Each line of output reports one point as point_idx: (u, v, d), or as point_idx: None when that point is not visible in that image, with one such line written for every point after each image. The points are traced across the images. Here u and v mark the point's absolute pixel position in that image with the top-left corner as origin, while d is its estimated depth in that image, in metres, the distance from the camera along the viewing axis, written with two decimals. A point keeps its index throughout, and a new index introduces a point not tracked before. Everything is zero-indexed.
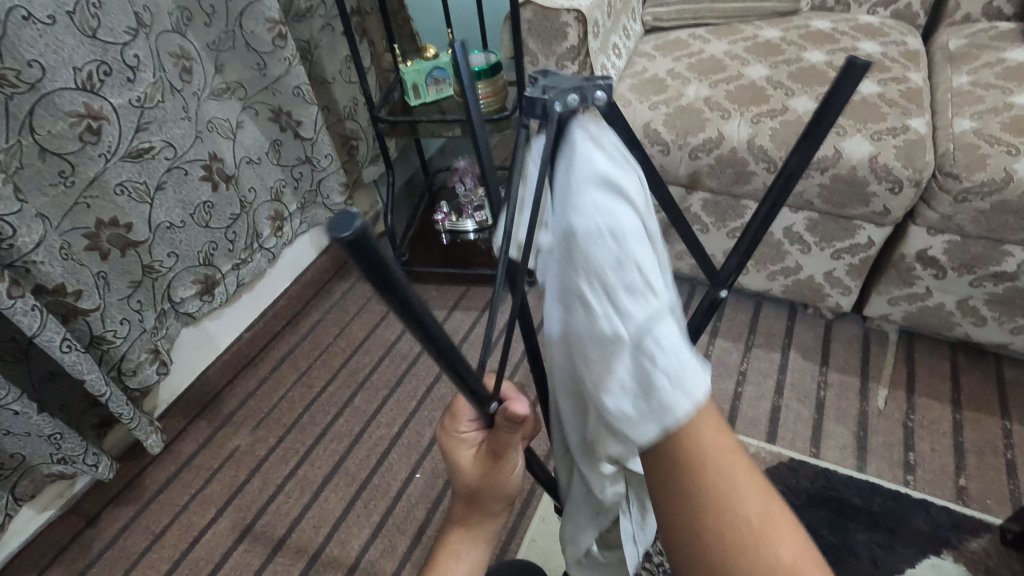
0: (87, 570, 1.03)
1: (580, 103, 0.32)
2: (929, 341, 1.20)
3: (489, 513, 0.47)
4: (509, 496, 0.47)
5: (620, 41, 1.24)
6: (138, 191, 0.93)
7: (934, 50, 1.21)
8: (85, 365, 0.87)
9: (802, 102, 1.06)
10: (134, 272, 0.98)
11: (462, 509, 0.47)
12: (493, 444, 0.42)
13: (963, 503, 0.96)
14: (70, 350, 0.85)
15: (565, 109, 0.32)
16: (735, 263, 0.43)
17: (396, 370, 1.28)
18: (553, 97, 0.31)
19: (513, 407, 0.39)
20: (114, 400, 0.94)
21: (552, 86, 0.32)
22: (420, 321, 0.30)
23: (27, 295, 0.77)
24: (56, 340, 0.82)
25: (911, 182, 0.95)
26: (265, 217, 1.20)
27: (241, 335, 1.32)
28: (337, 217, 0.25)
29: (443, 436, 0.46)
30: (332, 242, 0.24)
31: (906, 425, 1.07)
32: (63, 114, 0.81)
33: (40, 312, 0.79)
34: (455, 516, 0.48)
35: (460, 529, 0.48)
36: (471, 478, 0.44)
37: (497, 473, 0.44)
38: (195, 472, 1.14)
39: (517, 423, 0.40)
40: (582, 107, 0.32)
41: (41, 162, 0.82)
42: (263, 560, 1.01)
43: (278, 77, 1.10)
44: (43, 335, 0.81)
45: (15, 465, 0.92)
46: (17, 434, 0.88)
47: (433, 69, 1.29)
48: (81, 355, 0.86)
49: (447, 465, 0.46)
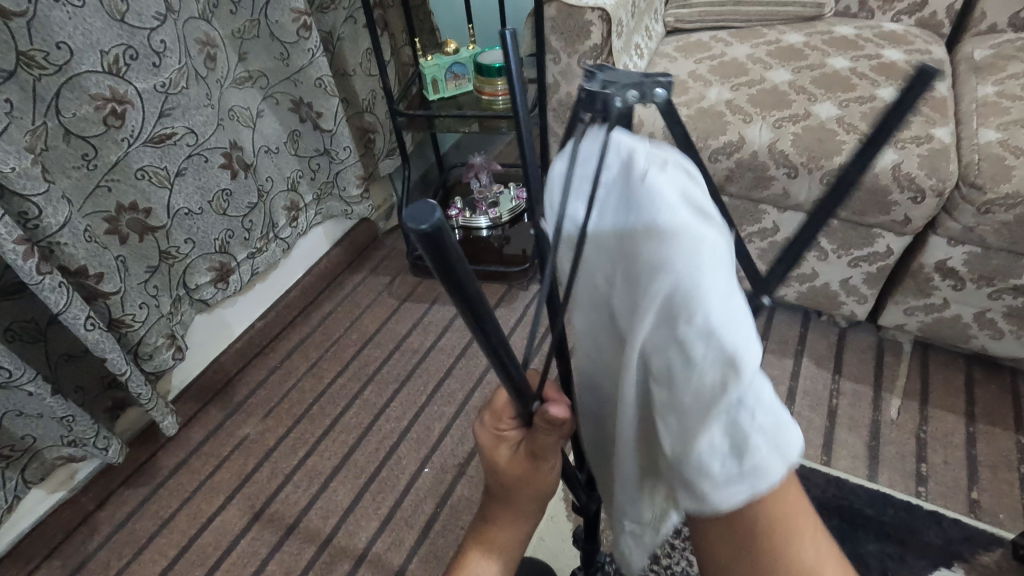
0: (96, 552, 1.03)
1: (638, 99, 0.31)
2: (944, 353, 1.19)
3: (522, 513, 0.47)
4: (544, 497, 0.47)
5: (642, 41, 1.24)
6: (159, 176, 0.94)
7: (959, 60, 1.20)
8: (107, 344, 0.88)
9: (826, 107, 1.05)
10: (152, 257, 0.98)
11: (496, 507, 0.47)
12: (532, 445, 0.42)
13: (975, 517, 0.95)
14: (93, 328, 0.85)
15: (624, 105, 0.31)
16: (780, 272, 0.38)
17: (407, 364, 1.28)
18: (613, 91, 0.30)
19: (554, 410, 0.39)
20: (133, 379, 0.94)
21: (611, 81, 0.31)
22: (479, 321, 0.30)
23: (56, 272, 0.78)
24: (81, 318, 0.83)
25: (934, 192, 0.94)
26: (281, 207, 1.20)
27: (253, 324, 1.33)
28: (415, 207, 0.25)
29: (481, 432, 0.45)
30: (408, 233, 0.24)
31: (919, 437, 1.06)
32: (89, 97, 0.81)
33: (67, 289, 0.80)
34: (488, 513, 0.48)
35: (492, 529, 0.48)
36: (508, 476, 0.44)
37: (534, 473, 0.44)
38: (204, 459, 1.15)
39: (557, 426, 0.40)
40: (639, 103, 0.31)
41: (65, 145, 0.82)
42: (271, 548, 1.02)
43: (301, 68, 1.10)
44: (69, 312, 0.81)
45: (24, 447, 0.92)
46: (29, 415, 0.88)
47: (453, 64, 1.29)
48: (103, 333, 0.86)
49: (483, 463, 0.46)
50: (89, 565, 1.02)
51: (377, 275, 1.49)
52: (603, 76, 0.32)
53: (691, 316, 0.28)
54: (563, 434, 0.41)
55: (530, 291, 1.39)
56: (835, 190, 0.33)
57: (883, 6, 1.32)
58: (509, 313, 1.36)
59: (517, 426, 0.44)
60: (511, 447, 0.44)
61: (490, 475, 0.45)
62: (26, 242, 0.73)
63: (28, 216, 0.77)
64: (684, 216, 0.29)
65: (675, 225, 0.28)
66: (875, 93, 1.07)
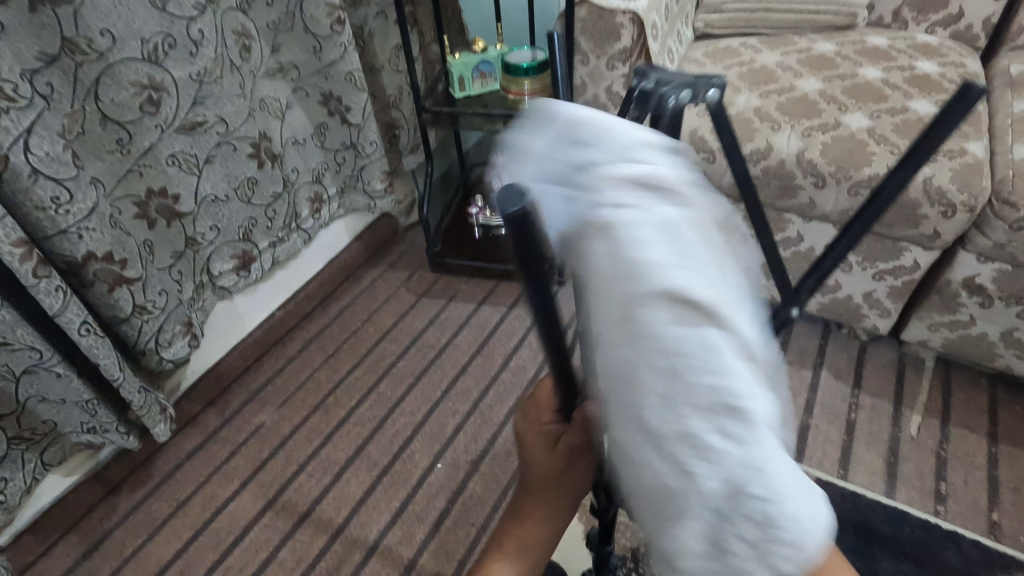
0: (113, 531, 1.05)
1: (692, 97, 0.37)
2: (967, 371, 1.17)
3: (553, 510, 0.47)
4: (575, 493, 0.47)
5: (673, 45, 1.23)
6: (188, 163, 0.95)
7: (994, 74, 1.19)
8: (100, 351, 0.88)
9: (856, 118, 1.04)
10: (178, 243, 0.99)
11: (532, 499, 0.47)
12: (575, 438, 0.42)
13: (995, 539, 0.94)
14: (86, 334, 0.85)
15: (678, 101, 0.37)
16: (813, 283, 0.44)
17: (422, 359, 1.28)
18: (669, 91, 0.36)
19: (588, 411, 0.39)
20: (125, 387, 0.94)
21: (669, 80, 0.37)
22: (549, 319, 0.33)
23: (52, 276, 0.79)
24: (75, 322, 0.83)
25: (965, 208, 0.93)
26: (305, 198, 1.21)
27: (273, 313, 1.34)
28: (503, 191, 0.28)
29: (524, 425, 0.46)
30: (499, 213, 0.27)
31: (939, 454, 1.05)
32: (128, 84, 0.83)
33: (63, 294, 0.81)
34: (520, 507, 0.48)
35: (526, 521, 0.47)
36: (544, 469, 0.44)
37: (572, 467, 0.44)
38: (221, 444, 1.16)
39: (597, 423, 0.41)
40: (693, 100, 0.37)
41: (102, 129, 0.83)
42: (284, 535, 1.03)
43: (332, 62, 1.11)
44: (64, 316, 0.81)
45: (47, 431, 0.94)
46: (53, 401, 0.90)
47: (480, 63, 1.29)
48: (97, 341, 0.87)
49: (523, 454, 0.46)
50: (104, 545, 1.03)
51: (396, 269, 1.50)
52: (658, 76, 0.38)
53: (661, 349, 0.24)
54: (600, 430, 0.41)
55: None
56: (871, 208, 0.39)
57: (917, 17, 1.30)
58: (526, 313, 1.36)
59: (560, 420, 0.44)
60: (550, 440, 0.44)
61: (528, 465, 0.46)
62: (23, 245, 0.74)
63: (59, 202, 0.78)
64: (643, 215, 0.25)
65: (635, 230, 0.25)
66: (908, 104, 1.06)
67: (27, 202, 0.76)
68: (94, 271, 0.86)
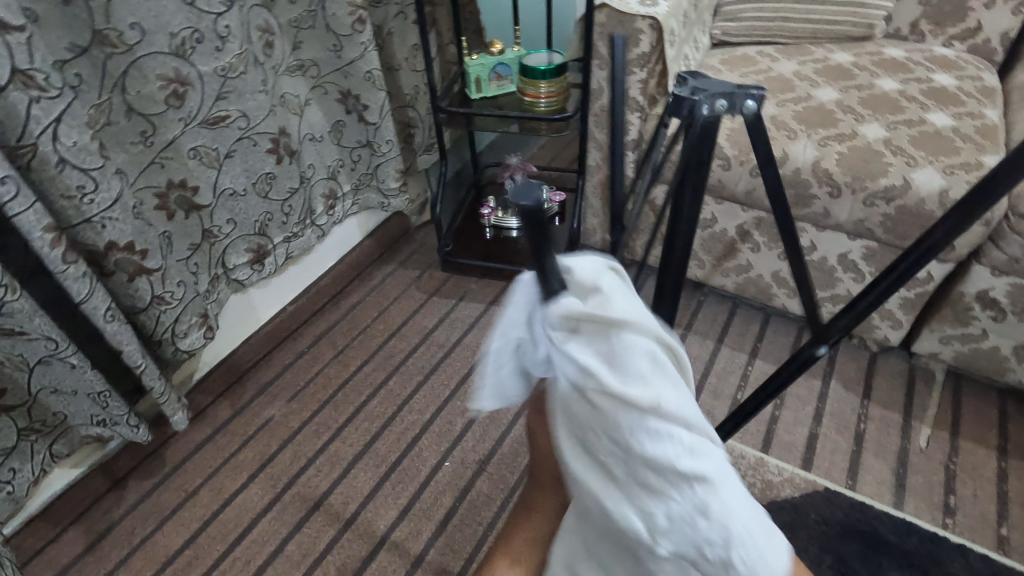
0: (121, 520, 1.05)
1: (726, 105, 0.50)
2: (978, 385, 1.17)
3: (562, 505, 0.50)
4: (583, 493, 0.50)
5: (691, 52, 1.24)
6: (209, 157, 0.96)
7: (1011, 89, 1.19)
8: (125, 337, 0.89)
9: (873, 128, 1.04)
10: (195, 235, 1.00)
11: (539, 494, 0.51)
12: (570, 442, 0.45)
13: (1003, 553, 0.94)
14: (111, 321, 0.86)
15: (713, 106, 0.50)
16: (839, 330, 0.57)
17: (432, 358, 1.29)
18: (700, 98, 0.50)
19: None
20: (148, 373, 0.95)
21: (704, 90, 0.51)
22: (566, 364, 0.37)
23: (80, 262, 0.79)
24: (101, 308, 0.84)
25: (982, 220, 0.93)
26: (319, 194, 1.22)
27: (285, 307, 1.36)
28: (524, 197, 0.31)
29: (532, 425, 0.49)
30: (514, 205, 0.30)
31: (948, 467, 1.04)
32: (155, 78, 0.84)
33: (89, 279, 0.81)
34: (532, 500, 0.51)
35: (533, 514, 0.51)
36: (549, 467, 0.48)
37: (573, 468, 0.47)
38: (230, 436, 1.17)
39: None
40: (726, 109, 0.51)
41: (126, 121, 0.84)
42: (291, 528, 1.03)
43: (352, 60, 1.12)
44: (90, 302, 0.82)
45: (57, 423, 0.95)
46: (64, 392, 0.91)
47: (498, 65, 1.30)
48: (121, 326, 0.88)
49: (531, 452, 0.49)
50: (113, 533, 1.04)
51: (406, 268, 1.51)
52: (695, 85, 0.52)
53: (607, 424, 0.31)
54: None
55: None
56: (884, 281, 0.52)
57: (935, 30, 1.30)
58: None
59: None
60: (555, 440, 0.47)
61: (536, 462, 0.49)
62: (54, 231, 0.75)
63: (85, 191, 0.79)
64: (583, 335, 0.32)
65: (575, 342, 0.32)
66: (925, 116, 1.06)
67: (56, 190, 0.77)
68: (115, 260, 0.87)
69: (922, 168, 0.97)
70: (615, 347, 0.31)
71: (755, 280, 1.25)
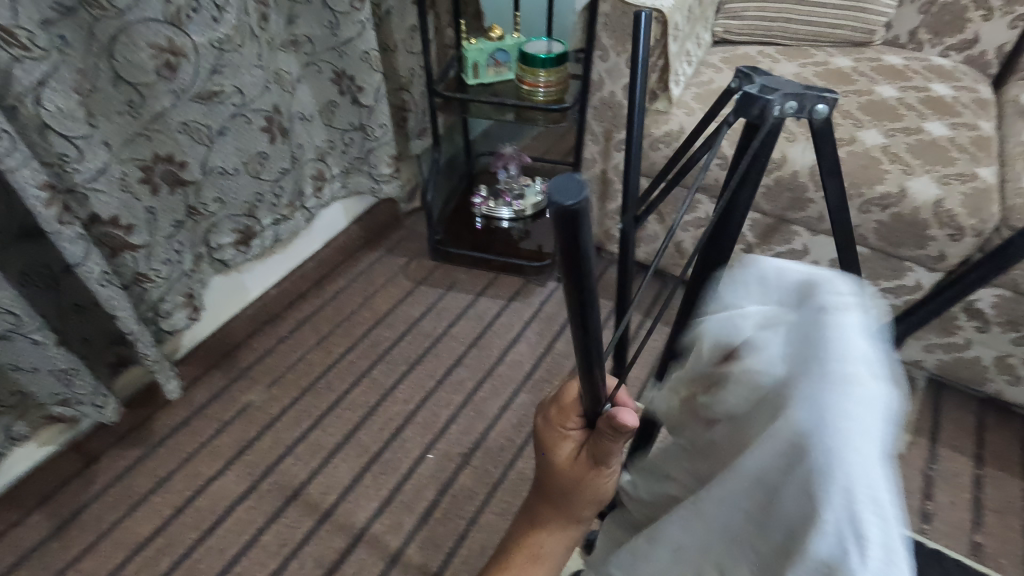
0: (90, 504, 1.02)
1: (796, 109, 0.39)
2: (957, 394, 1.18)
3: (572, 518, 0.46)
4: (598, 505, 0.46)
5: (692, 48, 1.22)
6: (200, 133, 0.92)
7: (1004, 102, 1.20)
8: (119, 302, 0.85)
9: (871, 134, 1.04)
10: (179, 212, 0.96)
11: (545, 510, 0.46)
12: (594, 448, 0.42)
13: (976, 559, 0.95)
14: (107, 284, 0.82)
15: (782, 112, 0.39)
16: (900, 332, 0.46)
17: (417, 348, 1.27)
18: (776, 99, 0.38)
19: (622, 417, 0.37)
20: (141, 340, 0.91)
21: (772, 89, 0.39)
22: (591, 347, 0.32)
23: (76, 224, 0.76)
24: (96, 271, 0.80)
25: (973, 232, 0.94)
26: (308, 175, 1.18)
27: (268, 291, 1.33)
28: (566, 178, 0.25)
29: (544, 429, 0.45)
30: (551, 198, 0.25)
31: (927, 474, 1.06)
32: (146, 45, 0.80)
33: (85, 242, 0.77)
34: (536, 515, 0.47)
35: (538, 533, 0.47)
36: (567, 477, 0.44)
37: (593, 478, 0.43)
38: (206, 421, 1.13)
39: (621, 433, 0.39)
40: (795, 114, 0.39)
41: (113, 89, 0.81)
42: (268, 517, 1.01)
43: (348, 39, 1.08)
44: (84, 266, 0.78)
45: (16, 402, 0.92)
46: (25, 369, 0.85)
47: (495, 51, 1.27)
48: (116, 292, 0.83)
49: (541, 459, 0.45)
50: (80, 517, 1.00)
51: (394, 254, 1.48)
52: (764, 82, 0.40)
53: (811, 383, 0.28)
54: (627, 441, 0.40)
55: (547, 288, 1.39)
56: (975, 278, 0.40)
57: (932, 40, 1.31)
58: (524, 308, 1.35)
59: (581, 426, 0.44)
60: (574, 447, 0.44)
61: (547, 472, 0.45)
62: (49, 189, 0.71)
63: (67, 158, 0.75)
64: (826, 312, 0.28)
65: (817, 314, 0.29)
66: (922, 125, 1.06)
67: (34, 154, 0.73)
68: (95, 234, 0.83)
69: (918, 177, 0.97)
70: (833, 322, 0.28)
71: None
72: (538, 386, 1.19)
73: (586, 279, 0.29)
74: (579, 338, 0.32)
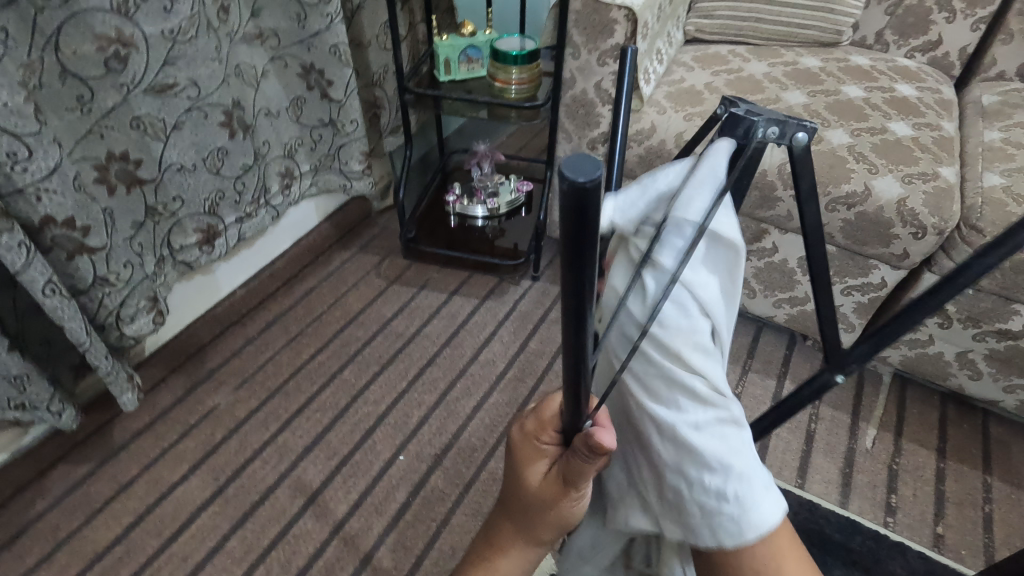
0: (45, 513, 0.98)
1: (779, 136, 0.38)
2: (921, 389, 1.21)
3: (535, 533, 0.46)
4: (564, 526, 0.45)
5: (663, 46, 1.23)
6: (153, 128, 0.89)
7: (966, 103, 1.22)
8: (66, 313, 0.82)
9: (838, 134, 1.05)
10: (139, 213, 0.93)
11: (513, 523, 0.46)
12: (566, 469, 0.41)
13: (938, 550, 0.97)
14: (52, 295, 0.79)
15: (765, 137, 0.38)
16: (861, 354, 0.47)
17: (389, 348, 1.25)
18: (761, 122, 0.37)
19: (603, 436, 0.36)
20: (92, 352, 0.88)
21: (760, 113, 0.38)
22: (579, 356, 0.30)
23: (16, 230, 0.73)
24: (40, 281, 0.77)
25: (935, 230, 0.96)
26: (275, 172, 1.16)
27: (235, 290, 1.29)
28: (577, 158, 0.22)
29: (520, 440, 0.44)
30: (560, 180, 0.22)
31: (891, 468, 1.08)
32: (93, 36, 0.77)
33: (26, 250, 0.74)
34: (503, 528, 0.47)
35: (503, 546, 0.46)
36: (536, 492, 0.43)
37: (563, 495, 0.42)
38: (170, 425, 1.10)
39: (599, 454, 0.37)
40: (778, 139, 0.38)
41: (61, 84, 0.77)
42: (233, 523, 0.98)
43: (317, 32, 1.07)
44: (26, 274, 0.75)
45: None
46: None
47: (468, 47, 1.26)
48: (63, 302, 0.80)
49: (512, 468, 0.44)
50: (35, 528, 0.96)
51: (367, 253, 1.45)
52: (748, 106, 0.39)
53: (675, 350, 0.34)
54: (603, 464, 0.39)
55: (522, 287, 1.39)
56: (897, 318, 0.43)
57: (898, 41, 1.33)
58: (498, 306, 1.34)
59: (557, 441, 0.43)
60: (547, 464, 0.43)
61: (516, 484, 0.45)
62: None
63: (17, 158, 0.72)
64: (685, 304, 0.34)
65: (684, 304, 0.34)
66: (887, 125, 1.08)
67: None
68: (53, 237, 0.81)
69: (883, 176, 0.98)
70: (682, 309, 0.34)
71: None
72: (511, 386, 1.18)
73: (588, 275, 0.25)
74: (566, 338, 0.29)
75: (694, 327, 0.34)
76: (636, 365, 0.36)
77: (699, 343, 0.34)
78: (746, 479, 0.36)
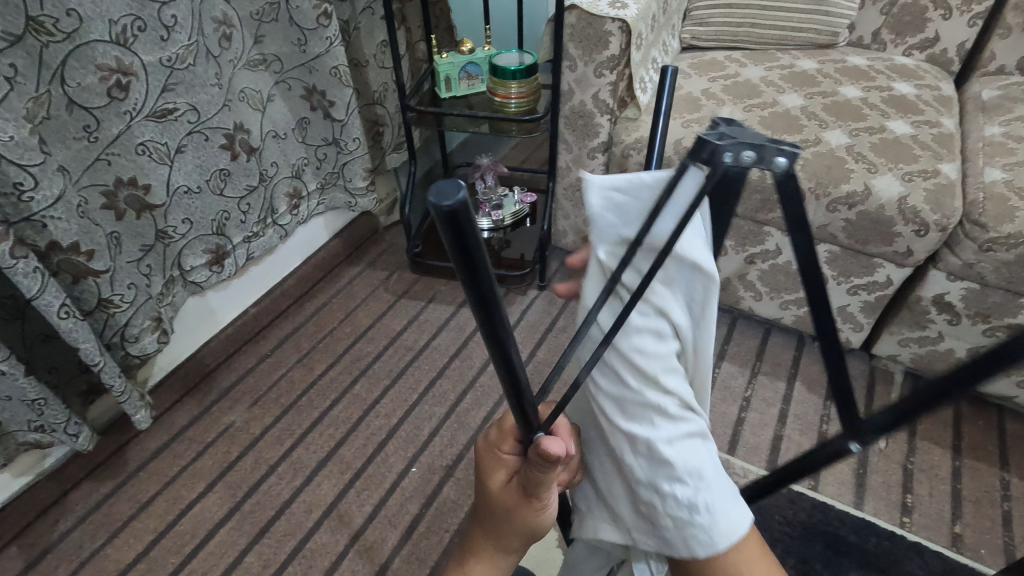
0: (68, 533, 1.01)
1: (755, 161, 0.29)
2: (934, 387, 1.20)
3: (500, 546, 0.46)
4: (530, 538, 0.46)
5: (659, 56, 1.25)
6: (159, 153, 0.92)
7: (966, 98, 1.22)
8: (81, 334, 0.84)
9: (836, 135, 1.06)
10: (147, 236, 0.96)
11: (479, 535, 0.47)
12: (524, 477, 0.42)
13: (957, 550, 0.96)
14: (67, 316, 0.82)
15: (736, 163, 0.28)
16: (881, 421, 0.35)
17: (400, 361, 1.27)
18: (726, 144, 0.28)
19: (548, 445, 0.38)
20: (106, 371, 0.90)
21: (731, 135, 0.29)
22: (509, 360, 0.31)
23: (31, 257, 0.75)
24: (55, 304, 0.80)
25: (938, 227, 0.96)
26: (282, 193, 1.19)
27: (247, 309, 1.31)
28: (441, 182, 0.23)
29: (484, 450, 0.46)
30: (427, 209, 0.23)
31: (906, 467, 1.07)
32: (95, 67, 0.80)
33: (41, 275, 0.77)
34: (471, 540, 0.47)
35: (469, 560, 0.47)
36: (499, 501, 0.44)
37: (522, 504, 0.44)
38: (187, 443, 1.13)
39: (550, 462, 0.39)
40: (755, 165, 0.29)
41: (68, 115, 0.80)
42: (251, 538, 1.00)
43: (317, 55, 1.10)
44: (42, 298, 0.78)
45: None
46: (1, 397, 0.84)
47: (467, 64, 1.28)
48: (78, 323, 0.83)
49: (478, 479, 0.46)
50: (58, 548, 0.99)
51: (374, 269, 1.48)
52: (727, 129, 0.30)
53: (649, 369, 0.37)
54: (558, 473, 0.40)
55: (529, 296, 1.40)
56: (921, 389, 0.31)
57: (895, 40, 1.34)
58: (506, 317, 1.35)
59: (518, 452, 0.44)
60: (508, 473, 0.45)
61: (481, 495, 0.46)
62: None
63: (23, 187, 0.75)
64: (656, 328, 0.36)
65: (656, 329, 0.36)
66: (885, 124, 1.08)
67: None
68: (56, 262, 0.83)
69: (883, 175, 0.98)
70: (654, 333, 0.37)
71: (723, 283, 1.26)
72: None
73: (488, 290, 0.27)
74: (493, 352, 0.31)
75: (666, 349, 0.37)
76: (608, 381, 0.39)
77: (670, 364, 0.37)
78: (718, 493, 0.38)
